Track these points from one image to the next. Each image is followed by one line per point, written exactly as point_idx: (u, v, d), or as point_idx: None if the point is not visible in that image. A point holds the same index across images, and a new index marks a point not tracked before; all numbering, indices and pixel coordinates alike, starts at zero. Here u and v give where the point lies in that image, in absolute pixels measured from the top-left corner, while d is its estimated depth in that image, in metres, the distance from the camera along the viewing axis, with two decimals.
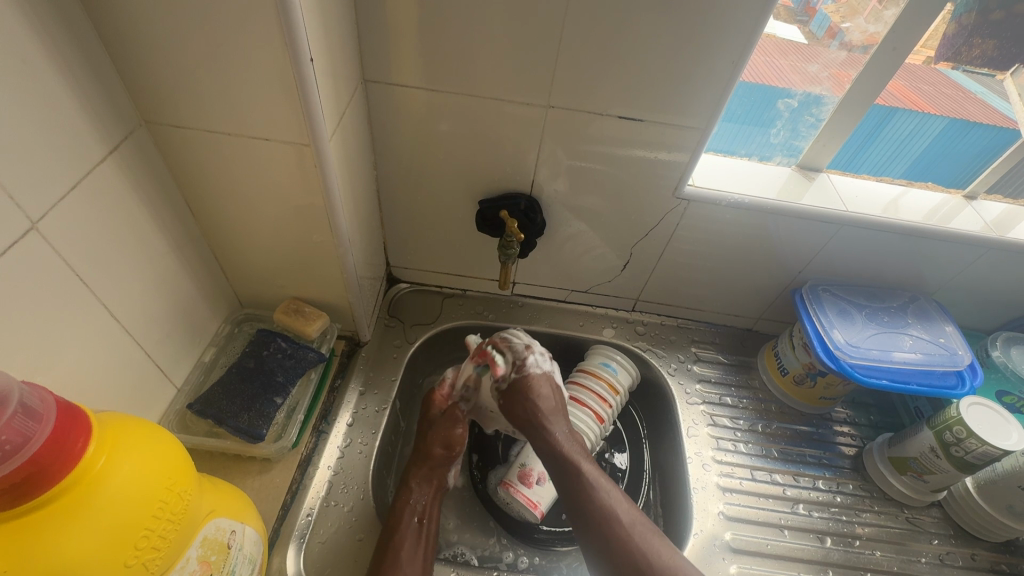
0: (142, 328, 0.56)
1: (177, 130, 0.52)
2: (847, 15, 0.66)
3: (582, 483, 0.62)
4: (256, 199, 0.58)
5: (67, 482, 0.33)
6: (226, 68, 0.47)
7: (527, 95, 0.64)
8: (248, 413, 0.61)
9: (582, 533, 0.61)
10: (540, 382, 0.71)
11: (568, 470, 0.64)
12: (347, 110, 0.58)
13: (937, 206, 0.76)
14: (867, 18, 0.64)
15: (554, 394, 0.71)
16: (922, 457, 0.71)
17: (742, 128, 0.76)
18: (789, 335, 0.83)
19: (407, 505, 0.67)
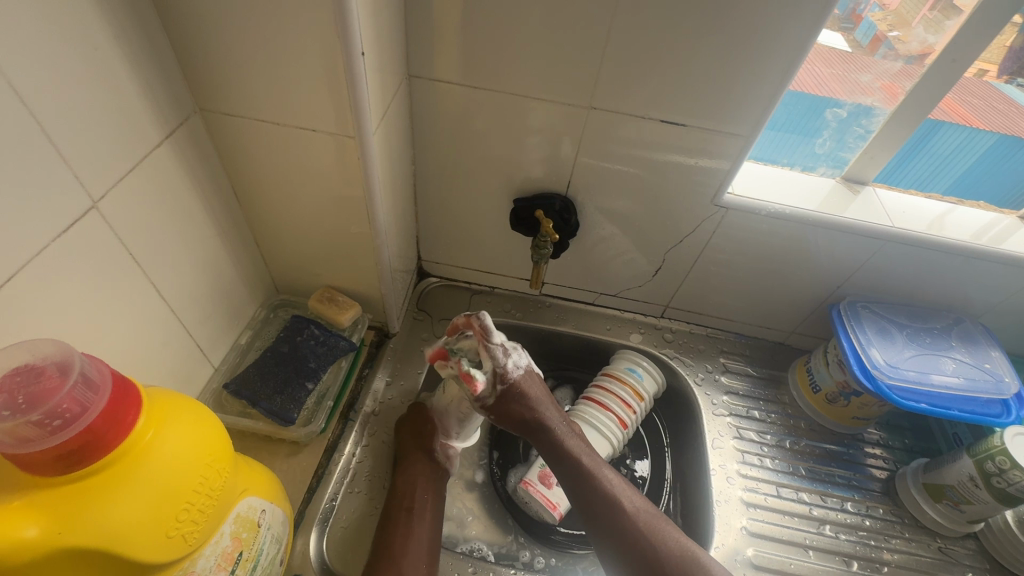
0: (186, 309, 0.57)
1: (230, 118, 0.54)
2: (895, 25, 0.65)
3: (580, 470, 0.63)
4: (300, 188, 0.60)
5: (120, 452, 0.34)
6: (280, 59, 0.48)
7: (569, 96, 0.64)
8: (280, 396, 0.62)
9: (591, 526, 0.62)
10: (529, 381, 0.65)
11: (558, 451, 0.64)
12: (392, 105, 0.59)
13: (987, 226, 0.73)
14: (921, 28, 0.62)
15: (538, 383, 0.66)
16: (960, 486, 0.68)
17: (786, 137, 0.74)
18: (823, 350, 0.81)
19: (400, 516, 0.63)
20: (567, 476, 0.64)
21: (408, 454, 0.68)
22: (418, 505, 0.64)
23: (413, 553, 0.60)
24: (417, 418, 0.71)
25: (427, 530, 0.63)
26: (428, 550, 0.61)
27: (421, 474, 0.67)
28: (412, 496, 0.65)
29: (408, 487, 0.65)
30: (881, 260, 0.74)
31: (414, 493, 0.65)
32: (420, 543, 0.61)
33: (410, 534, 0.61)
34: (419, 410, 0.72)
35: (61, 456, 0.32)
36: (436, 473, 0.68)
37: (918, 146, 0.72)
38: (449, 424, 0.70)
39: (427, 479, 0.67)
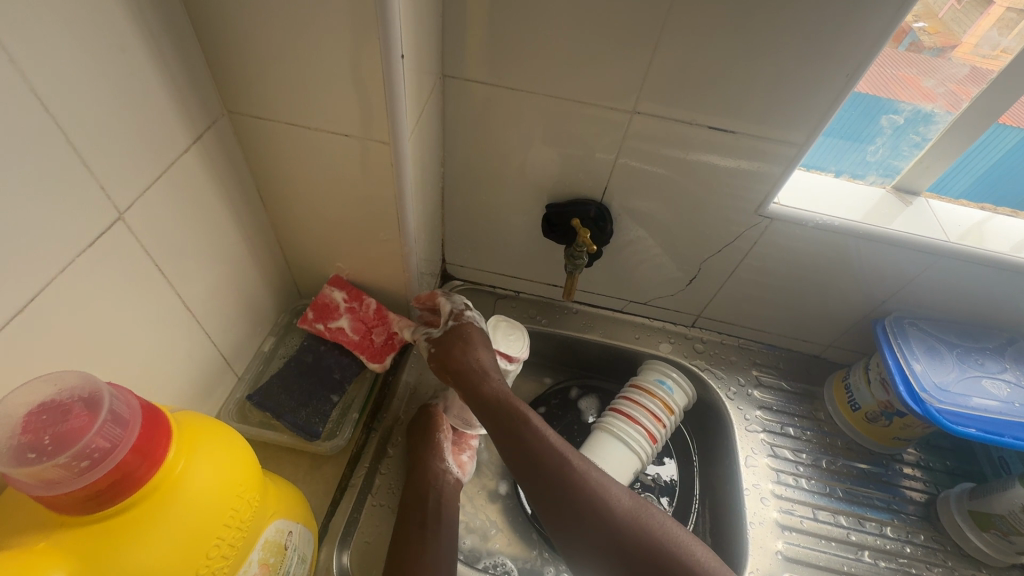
0: (210, 318, 0.55)
1: (258, 121, 0.51)
2: (922, 15, 0.59)
3: (545, 451, 0.56)
4: (329, 193, 0.57)
5: (151, 487, 0.32)
6: (314, 61, 0.45)
7: (611, 99, 0.60)
8: (306, 408, 0.60)
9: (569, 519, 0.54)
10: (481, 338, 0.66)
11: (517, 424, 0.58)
12: (426, 107, 0.56)
13: None
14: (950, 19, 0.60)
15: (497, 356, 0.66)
16: (1011, 516, 0.65)
17: (837, 144, 0.70)
18: (864, 367, 0.77)
19: (412, 528, 0.60)
20: (531, 465, 0.56)
21: (417, 465, 0.65)
22: (431, 518, 0.61)
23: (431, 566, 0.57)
24: (425, 429, 0.68)
25: (443, 541, 0.59)
26: (448, 563, 0.58)
27: (431, 485, 0.64)
28: (425, 507, 0.62)
29: (420, 499, 0.62)
30: (932, 276, 0.70)
31: (426, 505, 0.62)
32: (437, 556, 0.58)
33: (425, 547, 0.58)
34: (426, 420, 0.69)
35: (92, 495, 0.30)
36: (447, 484, 0.65)
37: (975, 153, 0.67)
38: (470, 416, 0.70)
39: (439, 491, 0.64)
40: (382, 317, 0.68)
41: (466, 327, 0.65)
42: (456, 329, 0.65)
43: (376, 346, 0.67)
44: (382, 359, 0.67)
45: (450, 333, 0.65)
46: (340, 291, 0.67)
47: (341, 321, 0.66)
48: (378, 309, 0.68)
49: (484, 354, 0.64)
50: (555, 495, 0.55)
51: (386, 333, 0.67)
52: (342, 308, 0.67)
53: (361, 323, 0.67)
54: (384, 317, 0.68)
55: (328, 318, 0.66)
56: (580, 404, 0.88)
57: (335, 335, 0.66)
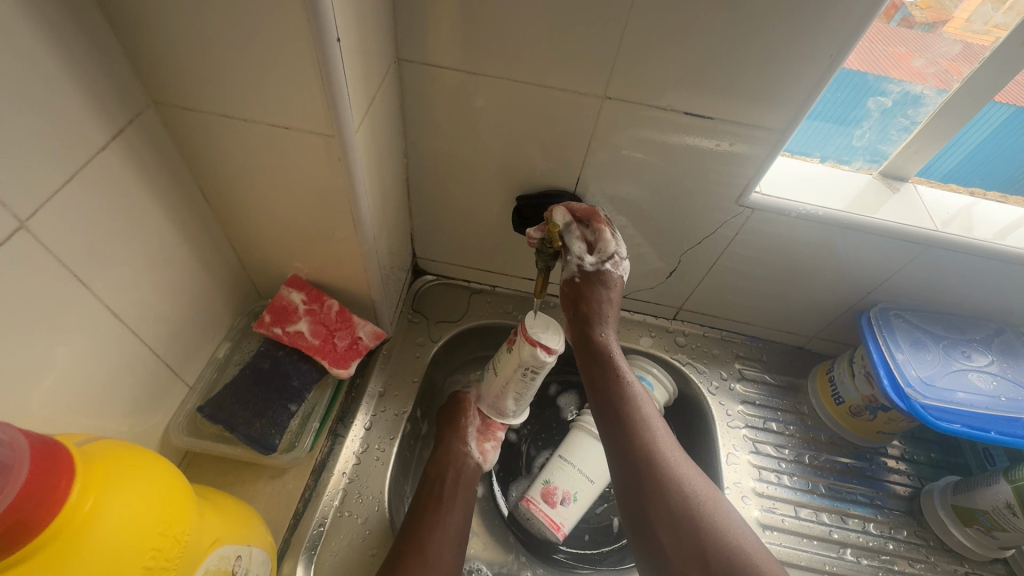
0: (150, 327, 0.51)
1: (189, 113, 0.46)
2: None
3: (628, 417, 0.60)
4: (276, 189, 0.53)
5: (47, 536, 0.29)
6: (242, 45, 0.40)
7: (580, 83, 0.56)
8: (260, 420, 0.57)
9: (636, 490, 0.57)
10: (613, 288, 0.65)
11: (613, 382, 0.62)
12: (379, 95, 0.52)
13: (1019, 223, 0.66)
14: None
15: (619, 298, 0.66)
16: (994, 512, 0.64)
17: (822, 129, 0.66)
18: (849, 359, 0.75)
19: (429, 504, 0.65)
20: (611, 429, 0.60)
21: (443, 447, 0.71)
22: (447, 497, 0.66)
23: (440, 537, 0.61)
24: (451, 417, 0.74)
25: (456, 517, 0.64)
26: (454, 539, 0.63)
27: (453, 468, 0.69)
28: (442, 487, 0.67)
29: (439, 479, 0.68)
30: (918, 266, 0.68)
31: (445, 484, 0.68)
32: (449, 530, 0.63)
33: (438, 520, 0.63)
34: (454, 408, 0.75)
35: None
36: (470, 467, 0.71)
37: (969, 132, 0.64)
38: (502, 403, 0.70)
39: (458, 474, 0.69)
40: (346, 320, 0.65)
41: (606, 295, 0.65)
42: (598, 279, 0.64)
43: (340, 352, 0.63)
44: (347, 365, 0.63)
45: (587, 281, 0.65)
46: (298, 291, 0.64)
47: (301, 325, 0.63)
48: (341, 311, 0.65)
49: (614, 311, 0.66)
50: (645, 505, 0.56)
51: (350, 337, 0.64)
52: (301, 310, 0.63)
53: (322, 326, 0.63)
54: (347, 320, 0.65)
55: (286, 322, 0.62)
56: (562, 402, 0.84)
57: (294, 339, 0.62)
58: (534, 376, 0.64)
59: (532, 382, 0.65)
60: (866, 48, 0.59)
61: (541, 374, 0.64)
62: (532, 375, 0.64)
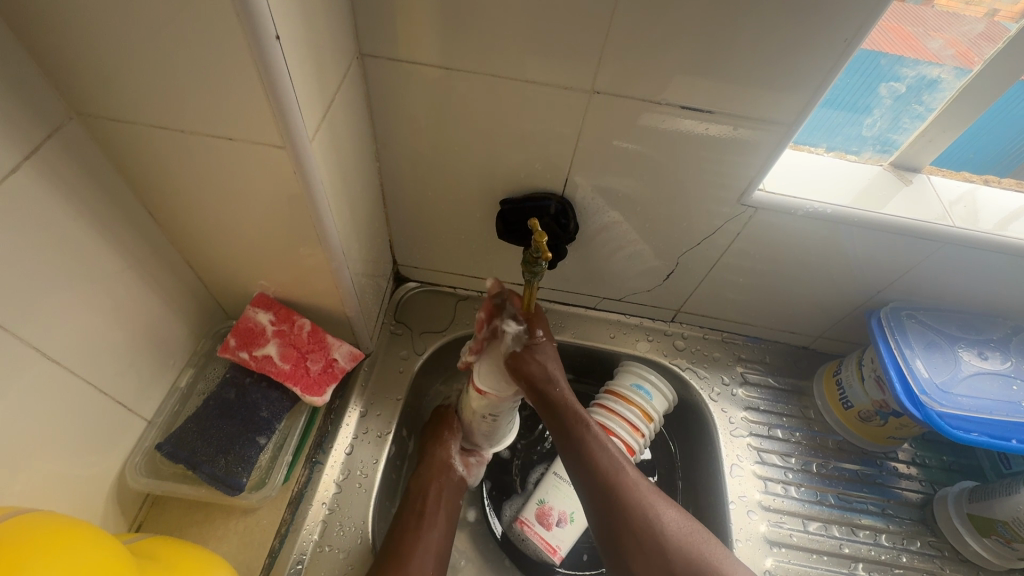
0: (93, 364, 0.47)
1: (118, 124, 0.41)
2: None
3: (588, 446, 0.58)
4: (229, 206, 0.48)
5: None
6: (166, 46, 0.35)
7: (563, 77, 0.51)
8: (225, 457, 0.53)
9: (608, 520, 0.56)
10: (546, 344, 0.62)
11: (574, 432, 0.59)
12: (339, 96, 0.46)
13: None
14: None
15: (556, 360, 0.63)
16: (1014, 523, 0.61)
17: (829, 118, 0.61)
18: (858, 361, 0.71)
19: (408, 517, 0.62)
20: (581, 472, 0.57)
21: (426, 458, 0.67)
22: (429, 511, 0.62)
23: (419, 552, 0.59)
24: (438, 425, 0.70)
25: (437, 530, 0.62)
26: (434, 555, 0.60)
27: (437, 479, 0.66)
28: (425, 500, 0.64)
29: (421, 491, 0.65)
30: (932, 264, 0.63)
31: (428, 496, 0.64)
32: (429, 544, 0.60)
33: (416, 536, 0.60)
34: (441, 417, 0.71)
35: None
36: (455, 476, 0.67)
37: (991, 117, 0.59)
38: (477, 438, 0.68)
39: (442, 486, 0.66)
40: (319, 341, 0.60)
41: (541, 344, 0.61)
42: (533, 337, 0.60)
43: (314, 376, 0.59)
44: (320, 391, 0.59)
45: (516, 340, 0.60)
46: (266, 312, 0.58)
47: (270, 348, 0.58)
48: (313, 331, 0.60)
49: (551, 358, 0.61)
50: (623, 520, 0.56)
51: (324, 359, 0.60)
52: (269, 332, 0.58)
53: (293, 348, 0.58)
54: (320, 341, 0.60)
55: (253, 345, 0.57)
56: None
57: (262, 365, 0.57)
58: (496, 421, 0.64)
59: (494, 426, 0.65)
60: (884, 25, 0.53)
61: (501, 419, 0.63)
62: (494, 420, 0.63)
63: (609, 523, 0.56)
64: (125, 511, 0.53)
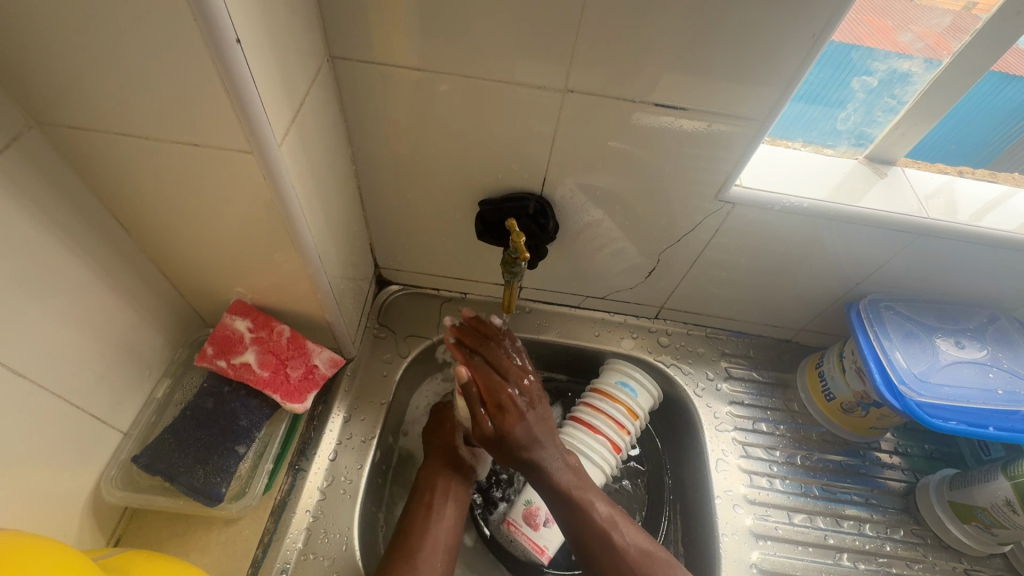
0: (61, 377, 0.46)
1: (78, 133, 0.40)
2: None
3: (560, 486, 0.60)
4: (199, 213, 0.47)
5: None
6: (124, 52, 0.34)
7: (535, 76, 0.51)
8: (204, 467, 0.52)
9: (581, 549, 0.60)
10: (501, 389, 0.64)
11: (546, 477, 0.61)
12: (308, 100, 0.46)
13: (1011, 204, 0.62)
14: None
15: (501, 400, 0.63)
16: (994, 509, 0.62)
17: (804, 112, 0.61)
18: (839, 353, 0.72)
19: (417, 510, 0.62)
20: (555, 505, 0.61)
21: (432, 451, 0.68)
22: (438, 501, 0.63)
23: (429, 542, 0.60)
24: (439, 418, 0.70)
25: (447, 519, 0.62)
26: (446, 543, 0.61)
27: (444, 470, 0.66)
28: (433, 490, 0.64)
29: (429, 482, 0.65)
30: (908, 256, 0.64)
31: (436, 488, 0.64)
32: (441, 534, 0.61)
33: (425, 527, 0.61)
34: (441, 410, 0.71)
35: None
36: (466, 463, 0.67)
37: (964, 107, 0.59)
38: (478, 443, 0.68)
39: (450, 476, 0.66)
40: (299, 347, 0.59)
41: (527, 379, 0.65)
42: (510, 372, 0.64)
43: (294, 383, 0.58)
44: (302, 398, 0.58)
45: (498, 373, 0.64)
46: (243, 319, 0.57)
47: (247, 356, 0.57)
48: (293, 338, 0.59)
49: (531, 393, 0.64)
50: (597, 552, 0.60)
51: (304, 366, 0.59)
52: (247, 339, 0.57)
53: (272, 355, 0.58)
54: (300, 348, 0.59)
55: (231, 353, 0.56)
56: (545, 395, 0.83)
57: (240, 373, 0.56)
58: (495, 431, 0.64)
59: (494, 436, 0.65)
60: (854, 17, 0.53)
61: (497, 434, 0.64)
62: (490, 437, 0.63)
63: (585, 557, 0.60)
64: (102, 526, 0.52)
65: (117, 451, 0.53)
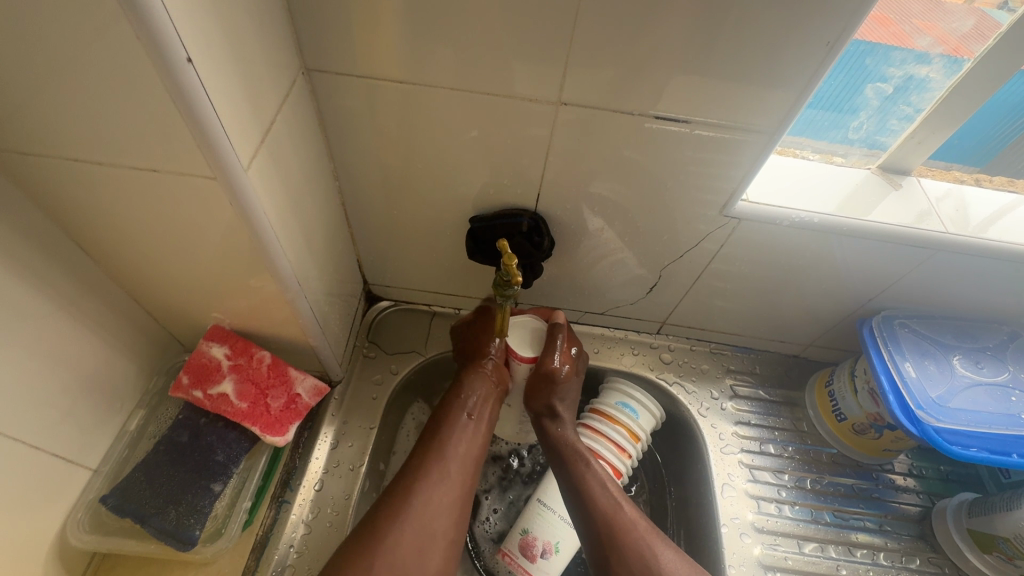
0: (20, 417, 0.43)
1: (27, 158, 0.37)
2: None
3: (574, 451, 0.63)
4: (167, 240, 0.44)
5: None
6: (68, 74, 0.31)
7: (526, 88, 0.47)
8: (176, 508, 0.49)
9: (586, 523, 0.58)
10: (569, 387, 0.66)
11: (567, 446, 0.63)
12: (281, 117, 0.43)
13: None
14: None
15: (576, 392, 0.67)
16: (1017, 540, 0.59)
17: (813, 121, 0.58)
18: (850, 372, 0.68)
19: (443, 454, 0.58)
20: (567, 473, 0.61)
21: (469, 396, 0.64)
22: (476, 411, 0.62)
23: (447, 484, 0.56)
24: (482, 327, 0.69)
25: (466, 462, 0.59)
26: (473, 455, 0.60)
27: (482, 380, 0.65)
28: (470, 399, 0.63)
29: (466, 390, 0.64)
30: (924, 272, 0.61)
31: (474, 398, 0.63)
32: (470, 450, 0.60)
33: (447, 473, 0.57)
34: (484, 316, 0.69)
35: None
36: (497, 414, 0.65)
37: (984, 113, 0.55)
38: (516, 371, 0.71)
39: (488, 384, 0.65)
40: (280, 375, 0.56)
41: (570, 383, 0.66)
42: (560, 386, 0.64)
43: (275, 414, 0.55)
44: (282, 431, 0.55)
45: (551, 386, 0.64)
46: (221, 346, 0.54)
47: (225, 385, 0.54)
48: (274, 365, 0.56)
49: (568, 408, 0.66)
50: (614, 547, 0.56)
51: (286, 395, 0.56)
52: (224, 367, 0.54)
53: (251, 384, 0.54)
54: (282, 376, 0.56)
55: (208, 383, 0.53)
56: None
57: (217, 405, 0.53)
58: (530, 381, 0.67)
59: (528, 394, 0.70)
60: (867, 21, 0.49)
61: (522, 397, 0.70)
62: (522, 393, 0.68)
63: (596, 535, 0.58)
64: (70, 571, 0.49)
65: (85, 490, 0.50)
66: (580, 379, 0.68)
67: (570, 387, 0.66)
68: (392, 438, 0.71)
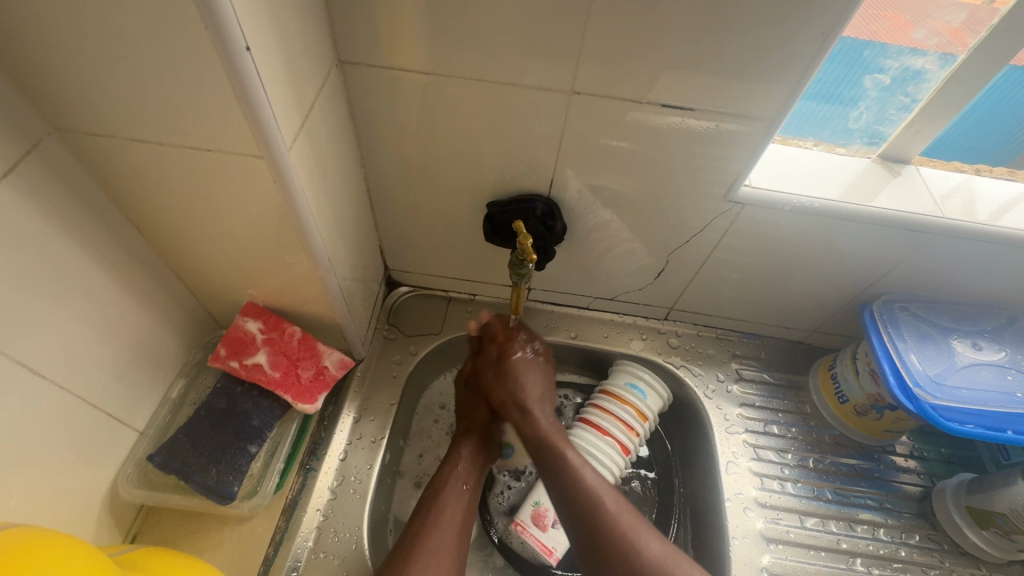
0: (80, 377, 0.47)
1: (94, 139, 0.41)
2: None
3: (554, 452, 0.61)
4: (212, 218, 0.48)
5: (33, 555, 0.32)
6: (139, 61, 0.35)
7: (542, 79, 0.51)
8: (217, 466, 0.53)
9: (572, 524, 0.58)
10: (528, 376, 0.67)
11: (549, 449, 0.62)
12: (317, 105, 0.47)
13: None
14: None
15: (543, 379, 0.68)
16: (1013, 515, 0.61)
17: (814, 112, 0.61)
18: (852, 355, 0.71)
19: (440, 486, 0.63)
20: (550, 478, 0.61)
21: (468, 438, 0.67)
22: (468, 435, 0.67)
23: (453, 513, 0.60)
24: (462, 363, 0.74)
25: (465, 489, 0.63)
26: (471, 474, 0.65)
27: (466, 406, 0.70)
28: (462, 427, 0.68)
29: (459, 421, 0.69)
30: (923, 257, 0.63)
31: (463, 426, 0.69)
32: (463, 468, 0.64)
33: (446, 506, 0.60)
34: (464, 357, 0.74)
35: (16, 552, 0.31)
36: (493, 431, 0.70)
37: (983, 101, 0.57)
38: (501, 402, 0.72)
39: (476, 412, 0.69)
40: (309, 349, 0.60)
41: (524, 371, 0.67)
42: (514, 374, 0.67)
43: (305, 384, 0.59)
44: (312, 399, 0.59)
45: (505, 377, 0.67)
46: (255, 320, 0.58)
47: (259, 356, 0.58)
48: (304, 339, 0.60)
49: (532, 398, 0.66)
50: (600, 544, 0.56)
51: (315, 367, 0.60)
52: (258, 340, 0.58)
53: (283, 356, 0.58)
54: (311, 349, 0.60)
55: (244, 354, 0.57)
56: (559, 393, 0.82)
57: (252, 373, 0.57)
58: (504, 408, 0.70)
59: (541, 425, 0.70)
60: (872, 14, 0.52)
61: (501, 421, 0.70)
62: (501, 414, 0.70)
63: (582, 535, 0.57)
64: (119, 523, 0.54)
65: (132, 450, 0.54)
66: (543, 371, 0.69)
67: (530, 376, 0.67)
68: (410, 417, 0.74)
